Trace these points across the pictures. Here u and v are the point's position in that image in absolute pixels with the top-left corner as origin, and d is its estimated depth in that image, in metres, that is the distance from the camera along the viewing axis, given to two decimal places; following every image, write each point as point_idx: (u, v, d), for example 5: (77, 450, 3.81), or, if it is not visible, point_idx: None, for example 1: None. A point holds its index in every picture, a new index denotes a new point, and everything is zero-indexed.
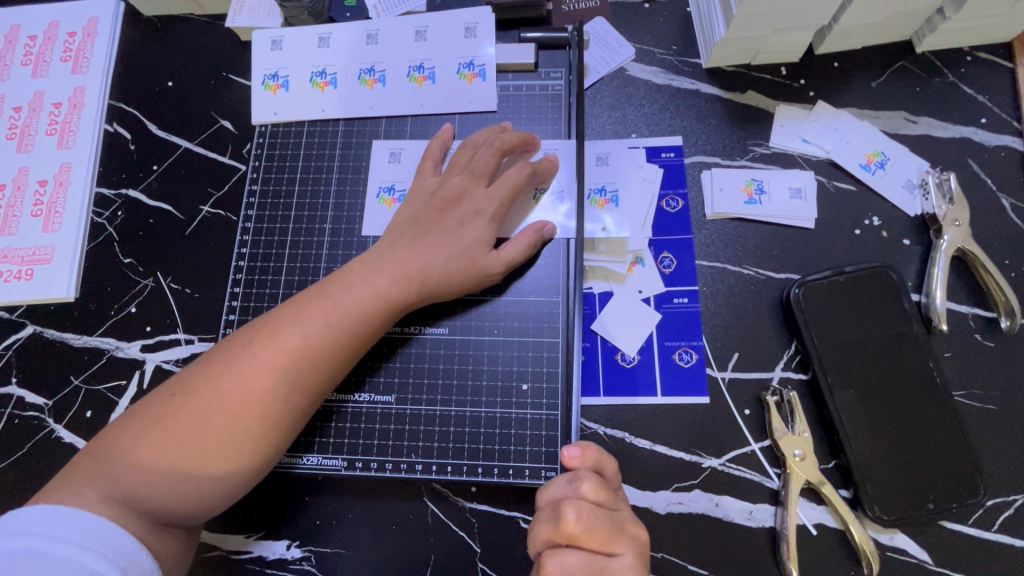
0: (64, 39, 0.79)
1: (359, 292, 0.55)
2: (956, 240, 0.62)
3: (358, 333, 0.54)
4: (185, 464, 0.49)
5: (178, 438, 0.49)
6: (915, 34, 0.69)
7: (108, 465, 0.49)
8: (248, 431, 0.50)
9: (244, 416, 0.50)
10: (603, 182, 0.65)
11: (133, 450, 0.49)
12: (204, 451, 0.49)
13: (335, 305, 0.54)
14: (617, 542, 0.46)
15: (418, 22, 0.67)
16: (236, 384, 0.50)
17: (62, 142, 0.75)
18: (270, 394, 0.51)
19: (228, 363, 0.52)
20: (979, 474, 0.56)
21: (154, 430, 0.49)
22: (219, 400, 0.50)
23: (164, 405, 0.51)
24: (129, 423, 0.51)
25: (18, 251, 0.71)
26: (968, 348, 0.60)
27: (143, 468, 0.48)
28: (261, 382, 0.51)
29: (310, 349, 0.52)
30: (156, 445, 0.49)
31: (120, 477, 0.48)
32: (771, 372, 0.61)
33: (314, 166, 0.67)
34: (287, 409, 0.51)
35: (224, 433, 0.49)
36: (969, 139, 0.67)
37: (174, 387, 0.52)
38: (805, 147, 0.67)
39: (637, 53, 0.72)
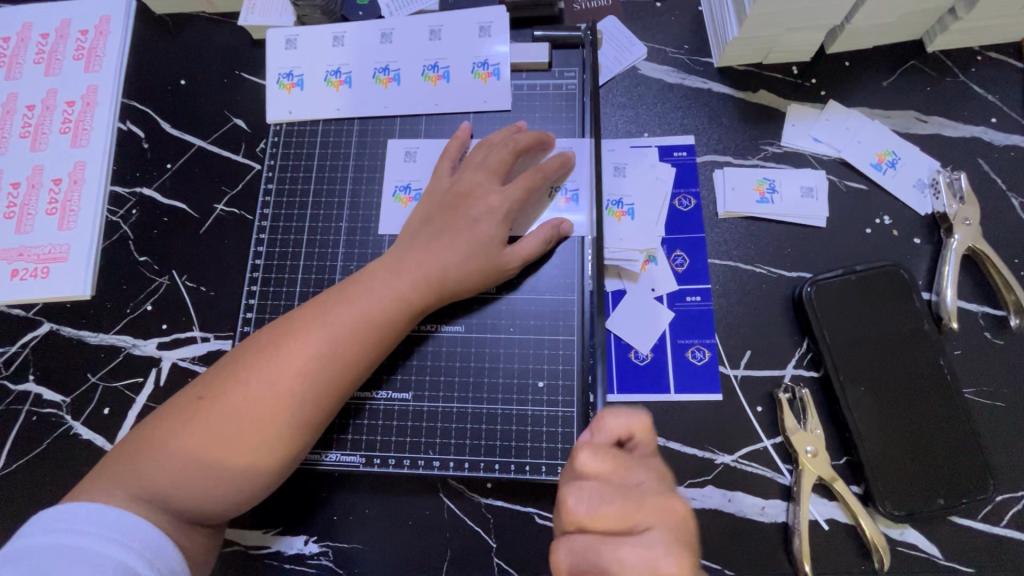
0: (77, 37, 0.80)
1: (381, 295, 0.55)
2: (966, 239, 0.62)
3: (381, 336, 0.55)
4: (216, 466, 0.50)
5: (206, 441, 0.50)
6: (926, 34, 0.69)
7: (137, 466, 0.49)
8: (277, 434, 0.51)
9: (273, 420, 0.50)
10: (620, 194, 0.66)
11: (162, 453, 0.49)
12: (232, 454, 0.50)
13: (359, 309, 0.54)
14: (637, 519, 0.41)
15: (432, 21, 0.67)
16: (262, 387, 0.51)
17: (75, 140, 0.75)
18: (297, 399, 0.51)
19: (252, 366, 0.52)
20: (989, 469, 0.57)
21: (183, 432, 0.50)
22: (246, 404, 0.50)
23: (190, 409, 0.51)
24: (156, 425, 0.51)
25: (34, 250, 0.71)
26: (978, 346, 0.61)
27: (175, 470, 0.49)
28: (288, 386, 0.51)
29: (337, 353, 0.53)
30: (186, 448, 0.49)
31: (149, 479, 0.49)
32: (783, 370, 0.62)
33: (329, 165, 0.67)
34: (314, 413, 0.52)
35: (253, 435, 0.50)
36: (979, 138, 0.67)
37: (200, 390, 0.52)
38: (817, 146, 0.68)
39: (650, 52, 0.72)
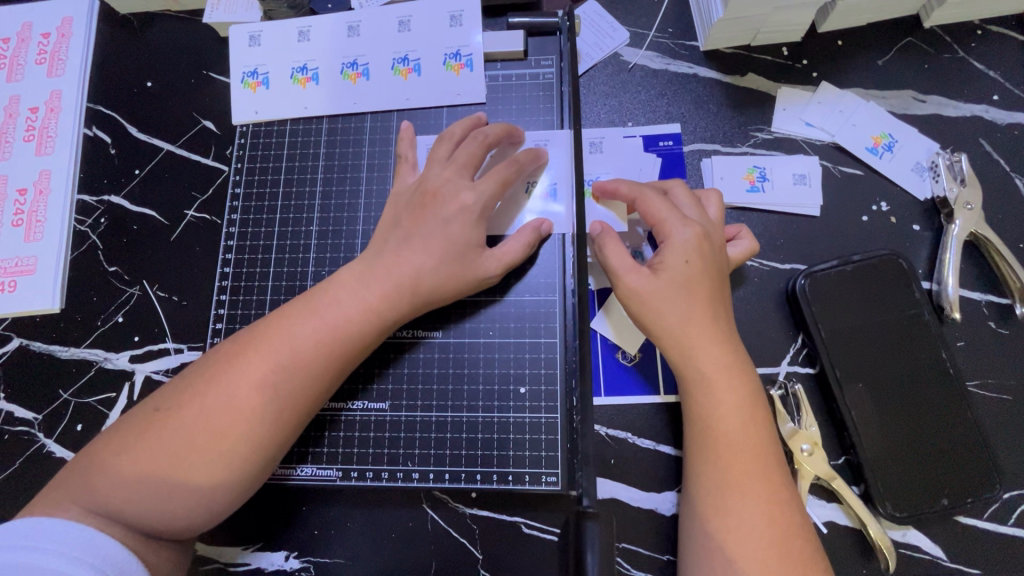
0: (38, 40, 0.77)
1: (346, 306, 0.52)
2: (968, 224, 0.59)
3: (349, 350, 0.52)
4: (170, 482, 0.47)
5: (161, 456, 0.47)
6: (923, 8, 0.66)
7: (90, 480, 0.47)
8: (234, 452, 0.48)
9: (230, 436, 0.48)
10: (599, 172, 0.64)
11: (111, 471, 0.47)
12: (187, 471, 0.47)
13: (323, 320, 0.51)
14: (670, 232, 0.53)
15: (401, 11, 0.64)
16: (222, 401, 0.48)
17: (40, 148, 0.73)
18: (255, 415, 0.48)
19: (212, 379, 0.49)
20: (994, 466, 0.54)
21: (137, 446, 0.47)
22: (204, 418, 0.48)
23: (147, 421, 0.49)
24: (112, 438, 0.49)
25: (0, 263, 0.69)
26: (982, 337, 0.58)
27: (127, 485, 0.46)
28: (247, 401, 0.48)
29: (300, 366, 0.50)
30: (140, 464, 0.47)
31: (103, 494, 0.46)
32: (777, 366, 0.59)
33: (298, 166, 0.64)
34: (276, 429, 0.49)
35: (211, 451, 0.47)
36: (980, 117, 0.64)
37: (158, 402, 0.50)
38: (809, 131, 0.65)
39: (632, 37, 0.69)
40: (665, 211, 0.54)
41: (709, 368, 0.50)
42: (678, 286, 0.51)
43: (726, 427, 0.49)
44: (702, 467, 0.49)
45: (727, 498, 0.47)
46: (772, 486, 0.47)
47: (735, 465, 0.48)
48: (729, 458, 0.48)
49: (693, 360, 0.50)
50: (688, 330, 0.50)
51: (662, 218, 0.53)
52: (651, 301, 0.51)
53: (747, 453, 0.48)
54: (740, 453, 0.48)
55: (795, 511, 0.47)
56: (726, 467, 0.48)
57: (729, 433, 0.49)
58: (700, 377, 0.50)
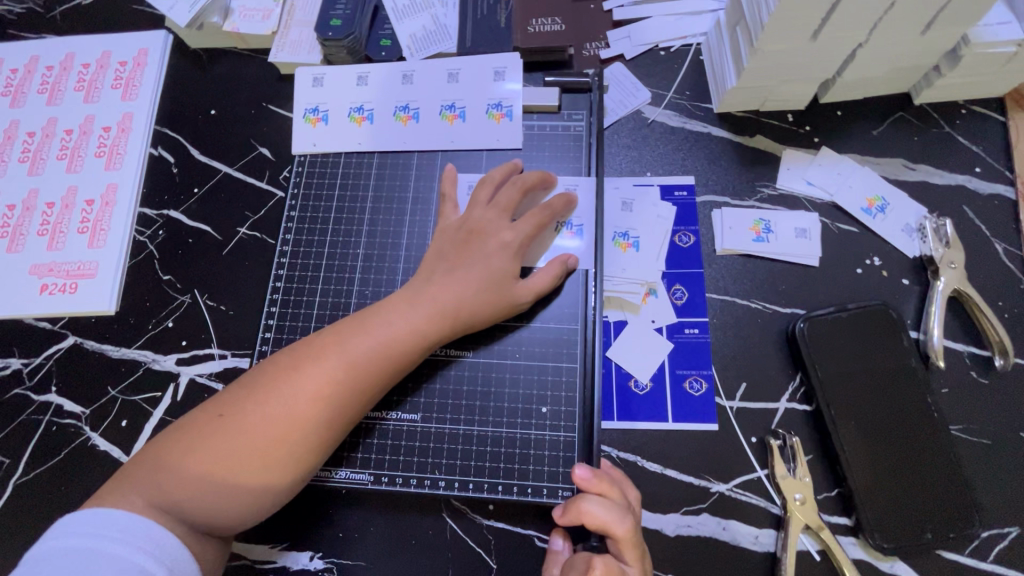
0: (116, 67, 0.85)
1: (395, 327, 0.58)
2: (951, 281, 0.66)
3: (396, 367, 0.57)
4: (231, 480, 0.52)
5: (224, 457, 0.52)
6: (913, 88, 0.74)
7: (157, 476, 0.52)
8: (289, 455, 0.53)
9: (288, 441, 0.53)
10: (625, 228, 0.70)
11: (176, 469, 0.52)
12: (246, 471, 0.52)
13: (375, 339, 0.57)
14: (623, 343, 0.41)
15: (451, 65, 0.72)
16: (280, 409, 0.53)
17: (109, 164, 0.80)
18: (310, 422, 0.54)
19: (272, 388, 0.54)
20: (974, 504, 0.59)
21: (200, 448, 0.52)
22: (264, 424, 0.53)
23: (210, 424, 0.54)
24: (177, 438, 0.54)
25: (63, 266, 0.75)
26: (964, 384, 0.64)
27: (190, 483, 0.51)
28: (305, 410, 0.54)
29: (353, 381, 0.55)
30: (203, 464, 0.52)
31: (168, 489, 0.51)
32: (778, 402, 0.64)
33: (349, 194, 0.71)
34: (327, 435, 0.55)
35: (268, 455, 0.53)
36: (963, 186, 0.71)
37: (220, 407, 0.55)
38: (810, 190, 0.72)
39: (653, 97, 0.77)
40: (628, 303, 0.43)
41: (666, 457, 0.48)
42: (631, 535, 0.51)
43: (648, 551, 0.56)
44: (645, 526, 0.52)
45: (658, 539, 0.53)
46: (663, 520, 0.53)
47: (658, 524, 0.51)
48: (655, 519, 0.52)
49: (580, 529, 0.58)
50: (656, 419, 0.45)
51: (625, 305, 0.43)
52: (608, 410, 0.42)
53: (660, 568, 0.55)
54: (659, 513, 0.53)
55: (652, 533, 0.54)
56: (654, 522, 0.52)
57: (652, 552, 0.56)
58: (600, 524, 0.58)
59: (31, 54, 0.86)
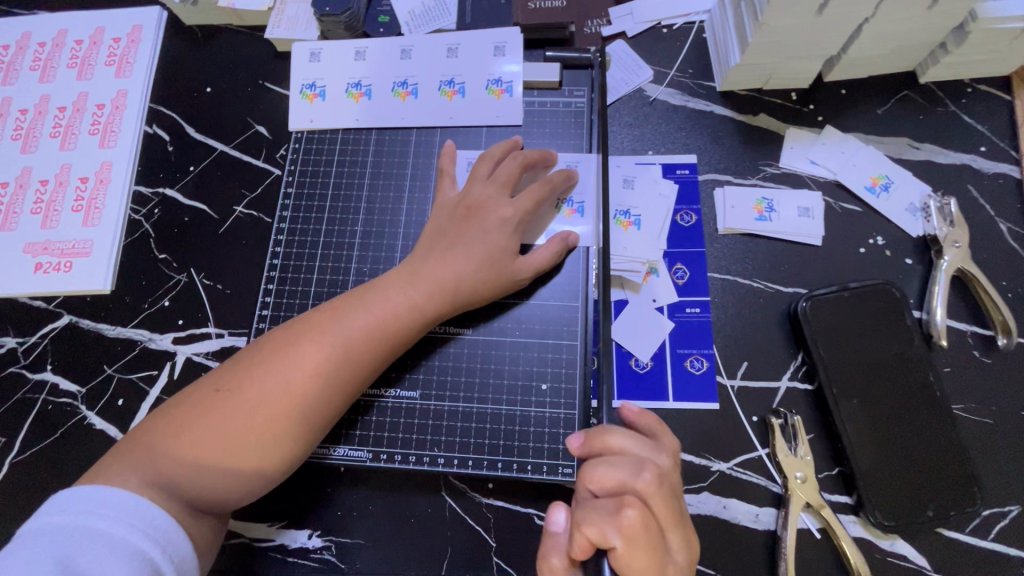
0: (109, 44, 0.84)
1: (394, 304, 0.57)
2: (956, 260, 0.65)
3: (394, 344, 0.57)
4: (229, 457, 0.51)
5: (221, 433, 0.51)
6: (919, 66, 0.73)
7: (153, 452, 0.51)
8: (287, 431, 0.53)
9: (285, 417, 0.52)
10: (627, 206, 0.69)
11: (173, 445, 0.51)
12: (243, 447, 0.52)
13: (373, 315, 0.56)
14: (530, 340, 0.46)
15: (450, 40, 0.71)
16: (277, 385, 0.53)
17: (103, 141, 0.79)
18: (309, 398, 0.53)
19: (269, 364, 0.54)
20: (976, 482, 0.58)
21: (197, 423, 0.52)
22: (261, 400, 0.52)
23: (206, 400, 0.53)
24: (173, 414, 0.53)
25: (58, 244, 0.74)
26: (966, 364, 0.63)
27: (187, 459, 0.51)
28: (302, 386, 0.53)
29: (351, 357, 0.55)
30: (199, 439, 0.51)
31: (164, 465, 0.51)
32: (779, 381, 0.64)
33: (347, 171, 0.70)
34: (325, 411, 0.54)
35: (266, 430, 0.52)
36: (968, 165, 0.70)
37: (217, 383, 0.54)
38: (814, 169, 0.71)
39: (655, 75, 0.76)
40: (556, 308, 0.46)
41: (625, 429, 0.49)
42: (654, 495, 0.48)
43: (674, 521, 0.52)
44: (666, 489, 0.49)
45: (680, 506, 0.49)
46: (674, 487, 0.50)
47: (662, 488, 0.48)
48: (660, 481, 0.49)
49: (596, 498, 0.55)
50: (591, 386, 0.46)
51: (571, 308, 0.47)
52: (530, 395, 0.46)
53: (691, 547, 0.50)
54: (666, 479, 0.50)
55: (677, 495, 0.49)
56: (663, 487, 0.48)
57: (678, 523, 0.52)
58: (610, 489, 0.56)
59: (23, 31, 0.85)
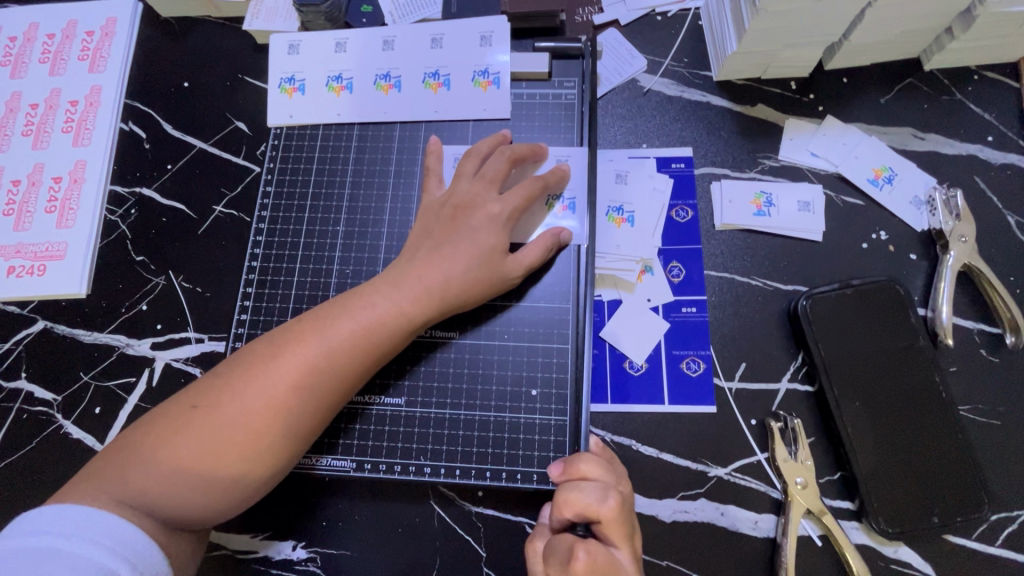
0: (82, 38, 0.81)
1: (380, 311, 0.54)
2: (962, 255, 0.62)
3: (381, 352, 0.54)
4: (208, 475, 0.49)
5: (199, 450, 0.49)
6: (924, 52, 0.70)
7: (128, 470, 0.49)
8: (270, 446, 0.50)
9: (268, 433, 0.50)
10: (620, 202, 0.67)
11: (149, 464, 0.49)
12: (224, 464, 0.49)
13: (358, 323, 0.54)
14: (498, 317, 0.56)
15: (434, 30, 0.68)
16: (258, 399, 0.50)
17: (77, 140, 0.76)
18: (292, 412, 0.51)
19: (250, 377, 0.51)
20: (983, 487, 0.56)
21: (174, 441, 0.50)
22: (242, 415, 0.50)
23: (184, 416, 0.51)
24: (149, 431, 0.51)
25: (31, 247, 0.71)
26: (972, 363, 0.61)
27: (165, 477, 0.49)
28: (285, 399, 0.51)
29: (335, 368, 0.52)
30: (178, 457, 0.49)
31: (139, 484, 0.48)
32: (778, 383, 0.61)
33: (328, 168, 0.67)
34: (309, 424, 0.52)
35: (247, 447, 0.50)
36: (975, 156, 0.68)
37: (195, 398, 0.52)
38: (814, 161, 0.68)
39: (649, 65, 0.73)
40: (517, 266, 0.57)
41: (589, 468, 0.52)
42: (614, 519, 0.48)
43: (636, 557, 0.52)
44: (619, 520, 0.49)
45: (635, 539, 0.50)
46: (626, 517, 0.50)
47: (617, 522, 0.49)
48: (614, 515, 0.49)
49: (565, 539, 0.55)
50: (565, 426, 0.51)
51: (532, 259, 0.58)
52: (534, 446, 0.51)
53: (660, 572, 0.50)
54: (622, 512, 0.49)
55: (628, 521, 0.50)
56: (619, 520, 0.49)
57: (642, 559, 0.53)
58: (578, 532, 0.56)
59: None
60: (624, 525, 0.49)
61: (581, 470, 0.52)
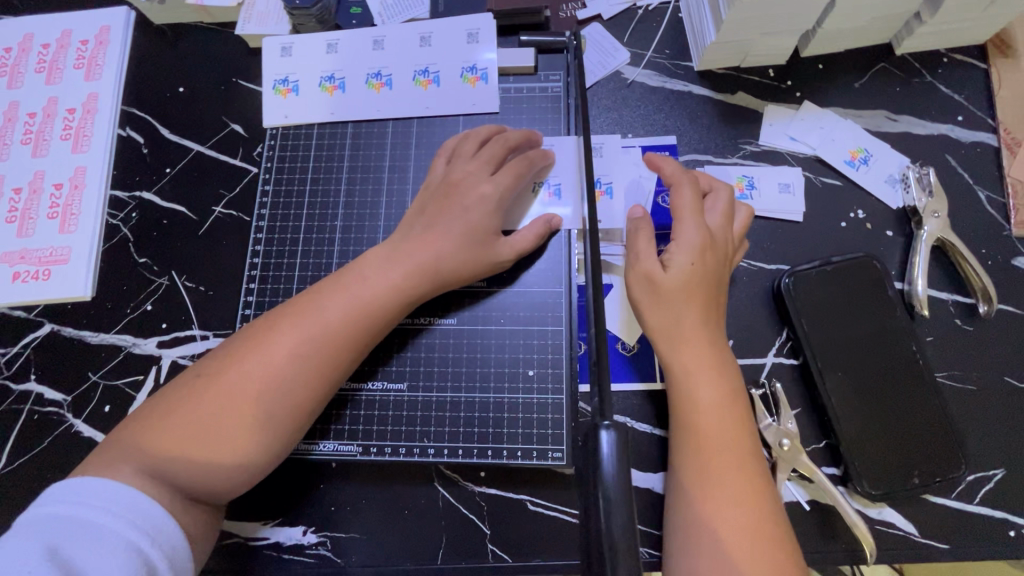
0: (77, 47, 0.82)
1: (371, 285, 0.57)
2: (936, 230, 0.65)
3: (375, 325, 0.57)
4: (206, 447, 0.50)
5: (199, 421, 0.51)
6: (894, 38, 0.73)
7: (133, 446, 0.50)
8: (265, 415, 0.52)
9: (263, 401, 0.52)
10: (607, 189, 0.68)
11: (151, 439, 0.51)
12: (225, 433, 0.51)
13: (350, 297, 0.56)
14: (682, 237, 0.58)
15: (423, 29, 0.70)
16: (255, 370, 0.52)
17: (76, 146, 0.77)
18: (289, 380, 0.53)
19: (251, 348, 0.54)
20: (961, 448, 0.59)
21: (174, 415, 0.51)
22: (242, 383, 0.52)
23: (185, 391, 0.53)
24: (152, 409, 0.53)
25: (35, 252, 0.73)
26: (949, 332, 0.64)
27: (166, 448, 0.50)
28: (283, 368, 0.53)
29: (327, 338, 0.54)
30: (178, 429, 0.51)
31: (148, 453, 0.50)
32: (764, 358, 0.64)
33: (324, 166, 0.69)
34: (306, 394, 0.54)
35: (244, 415, 0.51)
36: (946, 135, 0.70)
37: (196, 374, 0.54)
38: (793, 145, 0.71)
39: (632, 57, 0.75)
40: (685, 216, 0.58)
41: (694, 365, 0.55)
42: (701, 278, 0.57)
43: (708, 417, 0.54)
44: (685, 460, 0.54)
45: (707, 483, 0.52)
46: (747, 475, 0.52)
47: (711, 450, 0.53)
48: (706, 445, 0.53)
49: (678, 355, 0.56)
50: (681, 330, 0.56)
51: (679, 218, 0.58)
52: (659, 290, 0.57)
53: (724, 435, 0.53)
54: (721, 445, 0.53)
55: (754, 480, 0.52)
56: (705, 456, 0.53)
57: (711, 418, 0.54)
58: (684, 370, 0.55)
59: None
60: (710, 255, 0.58)
61: (678, 208, 0.59)
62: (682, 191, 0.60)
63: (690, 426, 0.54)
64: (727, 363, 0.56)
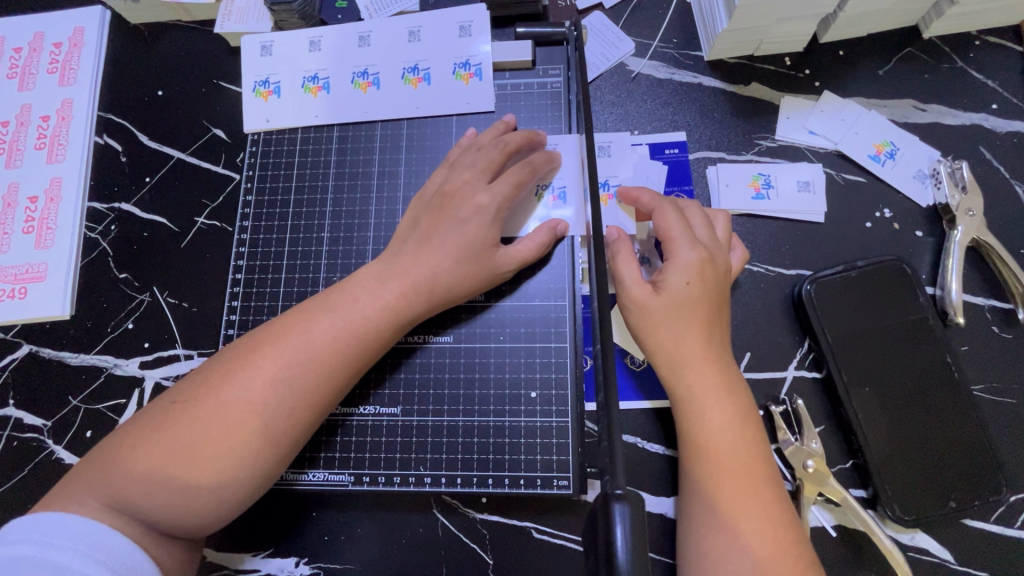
0: (50, 50, 0.78)
1: (364, 304, 0.53)
2: (970, 230, 0.60)
3: (366, 348, 0.52)
4: (182, 480, 0.47)
5: (175, 452, 0.47)
6: (922, 20, 0.67)
7: (105, 477, 0.47)
8: (246, 448, 0.48)
9: (244, 432, 0.48)
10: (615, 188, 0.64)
11: (125, 468, 0.47)
12: (199, 465, 0.47)
13: (341, 319, 0.52)
14: (679, 254, 0.53)
15: (411, 22, 0.65)
16: (237, 398, 0.48)
17: (51, 156, 0.73)
18: (273, 409, 0.49)
19: (234, 372, 0.50)
20: (1000, 469, 0.55)
21: (150, 442, 0.48)
22: (219, 411, 0.48)
23: (164, 415, 0.49)
24: (126, 436, 0.49)
25: (10, 270, 0.69)
26: (985, 341, 0.59)
27: (140, 480, 0.47)
28: (263, 395, 0.49)
29: (315, 364, 0.50)
30: (153, 459, 0.47)
31: (120, 486, 0.46)
32: (785, 371, 0.59)
33: (309, 173, 0.65)
34: (288, 424, 0.49)
35: (223, 448, 0.47)
36: (980, 125, 0.65)
37: (174, 398, 0.50)
38: (813, 139, 0.66)
39: (637, 47, 0.70)
40: (676, 229, 0.54)
41: (703, 382, 0.51)
42: (701, 296, 0.52)
43: (719, 442, 0.49)
44: (697, 484, 0.50)
45: (723, 511, 0.48)
46: (767, 500, 0.48)
47: (732, 475, 0.48)
48: (725, 469, 0.49)
49: (680, 377, 0.51)
50: (689, 347, 0.51)
51: (672, 233, 0.54)
52: (652, 313, 0.53)
53: (737, 462, 0.49)
54: (742, 471, 0.49)
55: (778, 505, 0.48)
56: (725, 480, 0.48)
57: (724, 444, 0.49)
58: (688, 394, 0.51)
59: None
60: (712, 272, 0.53)
61: (667, 225, 0.55)
62: (667, 213, 0.56)
63: (700, 452, 0.50)
64: (739, 383, 0.52)
